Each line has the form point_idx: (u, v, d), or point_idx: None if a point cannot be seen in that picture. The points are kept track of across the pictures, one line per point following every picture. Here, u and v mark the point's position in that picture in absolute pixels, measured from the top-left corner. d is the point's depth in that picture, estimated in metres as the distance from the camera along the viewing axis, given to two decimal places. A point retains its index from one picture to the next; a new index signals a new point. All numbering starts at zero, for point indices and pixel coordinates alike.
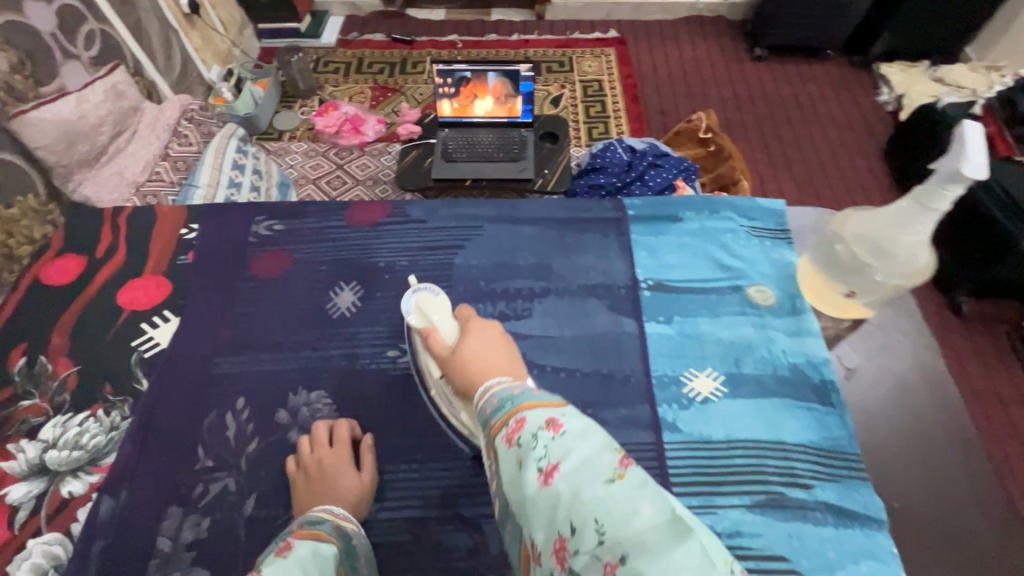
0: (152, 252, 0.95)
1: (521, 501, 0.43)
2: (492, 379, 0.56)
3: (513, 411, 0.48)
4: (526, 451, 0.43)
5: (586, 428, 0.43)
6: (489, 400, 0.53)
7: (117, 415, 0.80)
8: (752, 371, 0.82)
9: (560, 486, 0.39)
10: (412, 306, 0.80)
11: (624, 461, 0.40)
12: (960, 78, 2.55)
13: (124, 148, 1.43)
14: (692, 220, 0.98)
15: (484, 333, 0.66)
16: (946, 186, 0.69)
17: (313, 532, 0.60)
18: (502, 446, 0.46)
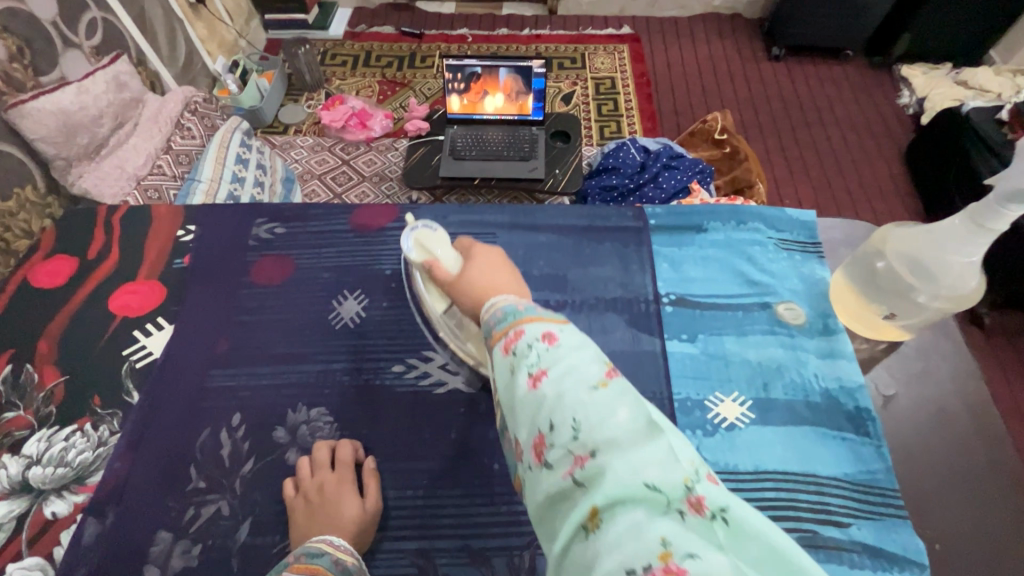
0: (147, 255, 0.90)
1: (508, 404, 0.45)
2: (497, 295, 0.55)
3: (513, 324, 0.48)
4: (519, 357, 0.45)
5: (580, 340, 0.45)
6: (494, 312, 0.52)
7: (105, 429, 0.75)
8: (781, 396, 0.77)
9: (546, 389, 0.42)
10: (411, 243, 0.78)
11: (610, 373, 0.43)
12: (985, 81, 2.47)
13: (125, 140, 1.37)
14: (717, 231, 0.93)
15: (486, 258, 0.66)
16: (1003, 206, 0.63)
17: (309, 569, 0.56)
18: (497, 354, 0.47)
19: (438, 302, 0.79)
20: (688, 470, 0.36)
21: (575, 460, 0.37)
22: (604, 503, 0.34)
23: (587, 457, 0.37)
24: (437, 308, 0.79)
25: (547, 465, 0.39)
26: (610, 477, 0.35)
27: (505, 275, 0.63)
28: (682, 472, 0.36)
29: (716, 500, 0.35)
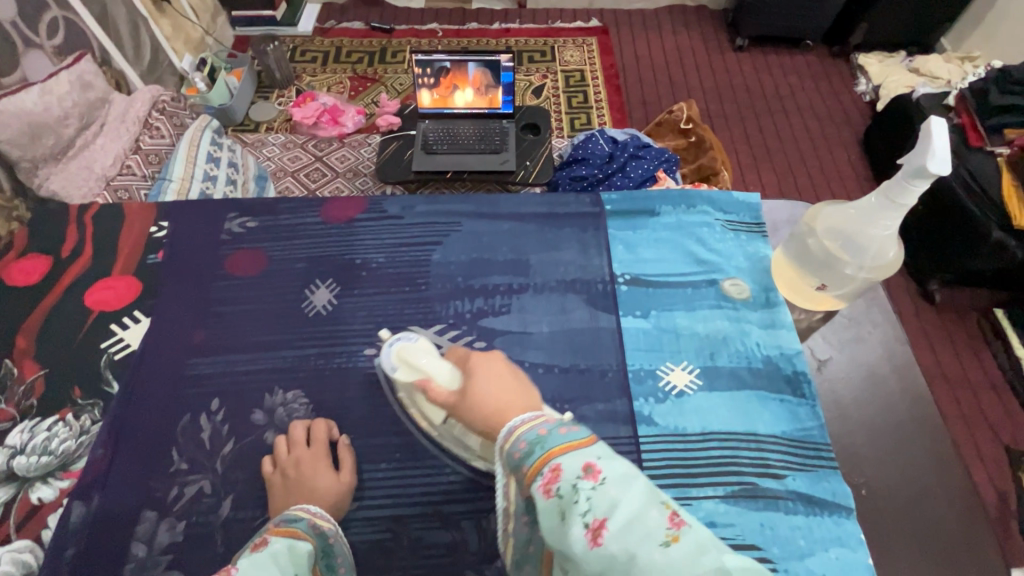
0: (120, 252, 0.93)
1: (568, 554, 0.43)
2: (516, 420, 0.56)
3: (546, 459, 0.48)
4: (568, 505, 0.43)
5: (625, 477, 0.44)
6: (517, 444, 0.52)
7: (87, 419, 0.78)
8: (726, 364, 0.84)
9: (612, 546, 0.40)
10: (399, 361, 0.75)
11: (671, 515, 0.42)
12: (935, 68, 2.58)
13: (92, 141, 1.38)
14: (668, 214, 0.99)
15: (489, 368, 0.65)
16: (911, 181, 0.69)
17: (288, 530, 0.60)
18: (541, 498, 0.46)
19: (435, 413, 0.75)
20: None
21: None
22: None
23: None
24: (436, 419, 0.75)
25: None
26: None
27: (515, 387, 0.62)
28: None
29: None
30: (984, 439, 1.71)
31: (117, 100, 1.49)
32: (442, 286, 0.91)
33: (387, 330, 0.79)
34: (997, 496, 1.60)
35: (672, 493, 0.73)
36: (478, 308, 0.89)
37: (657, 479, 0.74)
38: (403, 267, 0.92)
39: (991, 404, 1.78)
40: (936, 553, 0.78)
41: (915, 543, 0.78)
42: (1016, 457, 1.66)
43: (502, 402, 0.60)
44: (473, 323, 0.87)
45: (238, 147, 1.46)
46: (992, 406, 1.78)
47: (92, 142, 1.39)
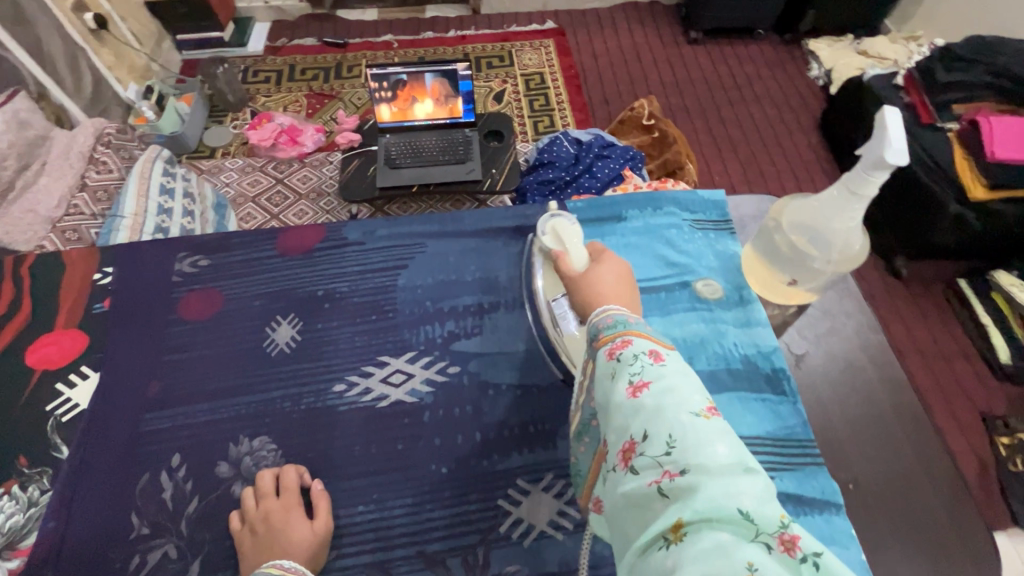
0: (63, 304, 0.87)
1: (609, 405, 0.49)
2: (609, 304, 0.61)
3: (621, 333, 0.54)
4: (623, 365, 0.50)
5: (683, 366, 0.49)
6: (603, 317, 0.57)
7: (35, 489, 0.72)
8: (705, 367, 0.82)
9: (646, 400, 0.46)
10: (546, 228, 0.83)
11: (711, 407, 0.45)
12: (882, 50, 2.64)
13: (34, 182, 1.31)
14: (635, 218, 0.97)
15: (615, 267, 0.69)
16: (870, 172, 0.68)
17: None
18: (602, 358, 0.52)
19: (555, 288, 0.82)
20: (779, 509, 0.39)
21: (664, 471, 0.41)
22: (691, 515, 0.38)
23: (678, 470, 0.40)
24: (553, 292, 0.82)
25: (634, 469, 0.43)
26: (701, 492, 0.39)
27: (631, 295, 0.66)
28: (774, 508, 0.38)
29: (808, 545, 0.37)
30: (959, 408, 1.76)
31: (57, 136, 1.42)
32: (411, 311, 0.87)
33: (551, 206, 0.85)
34: (976, 462, 1.64)
35: None
36: (449, 332, 0.86)
37: None
38: (368, 295, 0.89)
39: (963, 371, 1.85)
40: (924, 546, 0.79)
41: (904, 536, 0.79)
42: (991, 423, 1.70)
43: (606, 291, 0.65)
44: (445, 348, 0.84)
45: (192, 176, 1.41)
46: (962, 375, 1.83)
47: (33, 183, 1.32)
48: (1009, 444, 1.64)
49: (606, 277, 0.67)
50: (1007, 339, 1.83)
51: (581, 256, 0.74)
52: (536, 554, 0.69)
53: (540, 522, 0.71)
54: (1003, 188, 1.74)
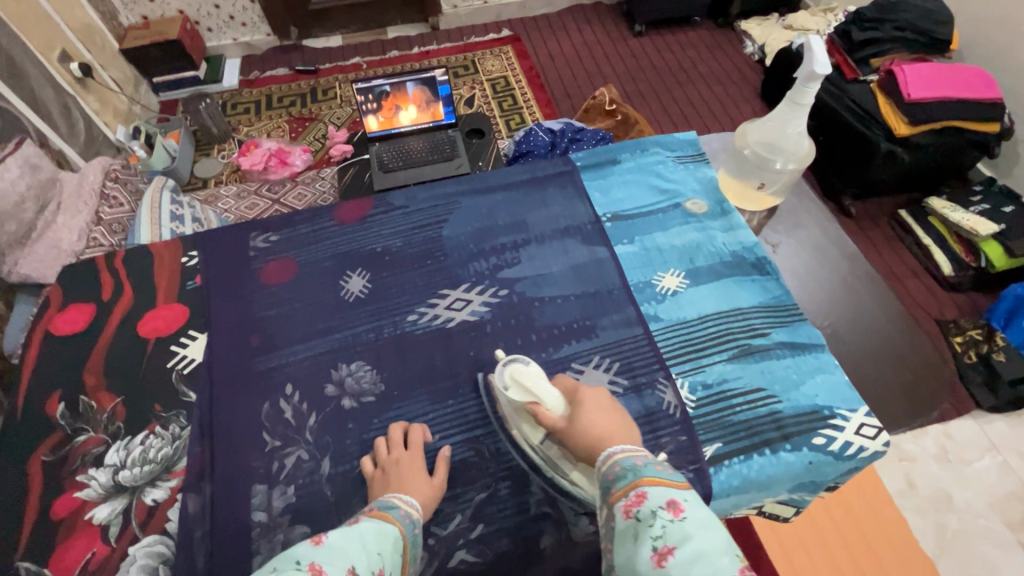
0: (159, 285, 1.01)
1: (634, 571, 0.53)
2: (614, 447, 0.67)
3: (635, 484, 0.59)
4: (645, 526, 0.54)
5: (702, 519, 0.53)
6: (613, 467, 0.63)
7: (176, 427, 0.86)
8: (704, 263, 1.02)
9: (672, 569, 0.50)
10: (506, 380, 0.82)
11: (743, 570, 0.49)
12: (804, 22, 2.99)
13: (53, 221, 1.44)
14: (628, 160, 1.17)
15: (593, 402, 0.75)
16: (806, 84, 0.89)
17: (380, 514, 0.66)
18: (620, 515, 0.57)
19: (535, 433, 0.80)
20: None
21: None
22: None
23: None
24: (535, 438, 0.80)
25: None
26: None
27: (617, 420, 0.72)
28: None
29: None
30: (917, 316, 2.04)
31: (68, 177, 1.54)
32: (459, 254, 1.05)
33: (504, 350, 0.86)
34: None
35: (689, 365, 0.91)
36: (493, 265, 1.03)
37: (674, 358, 0.92)
38: (420, 245, 1.06)
39: (915, 286, 2.13)
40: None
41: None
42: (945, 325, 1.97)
43: (604, 430, 0.70)
44: (493, 277, 1.02)
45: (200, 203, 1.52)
46: (919, 292, 2.11)
47: (52, 221, 1.44)
48: (961, 341, 1.68)
49: (594, 415, 0.72)
50: (947, 255, 2.13)
51: (558, 402, 0.77)
52: None
53: None
54: (924, 123, 2.04)
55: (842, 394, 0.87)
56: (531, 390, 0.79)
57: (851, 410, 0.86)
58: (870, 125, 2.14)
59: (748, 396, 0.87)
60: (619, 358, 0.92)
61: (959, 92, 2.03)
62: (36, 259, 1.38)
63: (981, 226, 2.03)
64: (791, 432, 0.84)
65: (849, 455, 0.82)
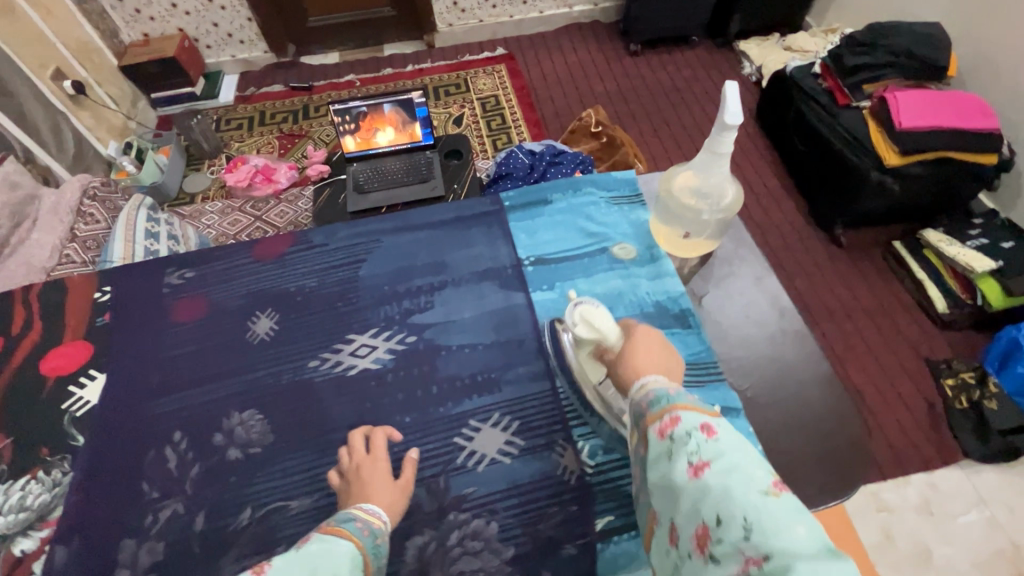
0: (67, 322, 1.00)
1: (670, 486, 0.52)
2: (647, 377, 0.64)
3: (668, 409, 0.57)
4: (680, 445, 0.53)
5: (734, 436, 0.51)
6: (646, 395, 0.61)
7: (57, 472, 0.85)
8: (624, 313, 0.97)
9: (709, 480, 0.48)
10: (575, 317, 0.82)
11: (777, 481, 0.46)
12: (803, 43, 2.90)
13: (26, 239, 1.54)
14: (560, 201, 1.14)
15: (645, 340, 0.71)
16: (721, 134, 0.84)
17: (333, 529, 0.62)
18: (654, 437, 0.56)
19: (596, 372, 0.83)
20: None
21: (747, 561, 0.42)
22: None
23: (761, 557, 0.41)
24: (594, 376, 0.84)
25: (715, 559, 0.44)
26: None
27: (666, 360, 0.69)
28: None
29: None
30: (906, 356, 1.93)
31: (48, 195, 1.65)
32: (373, 295, 1.02)
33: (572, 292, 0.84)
34: (925, 404, 1.81)
35: (592, 427, 0.86)
36: (405, 309, 1.00)
37: (577, 420, 0.86)
38: (334, 285, 1.03)
39: (905, 323, 2.01)
40: (838, 474, 0.83)
41: (814, 464, 0.84)
42: (936, 366, 1.87)
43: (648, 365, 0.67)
44: (403, 322, 0.98)
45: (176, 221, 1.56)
46: (908, 328, 2.00)
47: (27, 241, 1.53)
48: (954, 384, 1.80)
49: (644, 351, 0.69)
50: (942, 291, 2.01)
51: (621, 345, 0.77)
52: (489, 477, 0.82)
53: (490, 451, 0.84)
54: (915, 153, 1.95)
55: None
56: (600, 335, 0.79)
57: None
58: (860, 154, 2.06)
59: None
60: (519, 416, 0.87)
61: (956, 122, 1.93)
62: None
63: (977, 262, 1.89)
64: None
65: None
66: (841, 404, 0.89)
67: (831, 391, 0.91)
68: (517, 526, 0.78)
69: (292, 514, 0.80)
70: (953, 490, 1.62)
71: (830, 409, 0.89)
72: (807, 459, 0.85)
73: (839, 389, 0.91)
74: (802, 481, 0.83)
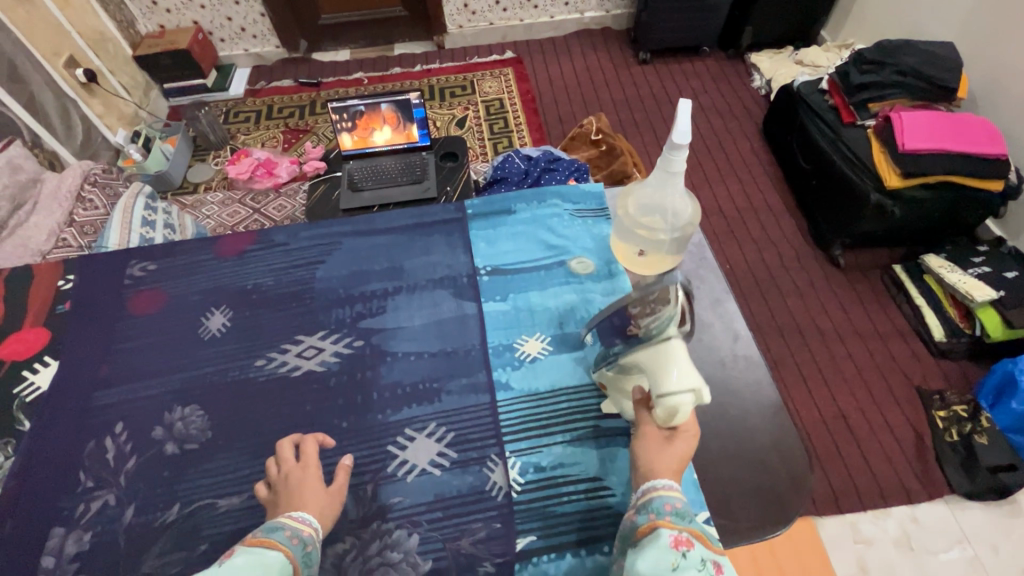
0: (30, 308, 1.02)
1: None
2: (664, 484, 0.68)
3: (686, 529, 0.64)
4: (689, 568, 0.60)
5: None
6: (664, 497, 0.66)
7: (1, 456, 0.87)
8: (574, 329, 0.96)
9: None
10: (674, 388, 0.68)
11: None
12: (816, 58, 2.85)
13: (23, 221, 1.58)
14: (524, 211, 1.13)
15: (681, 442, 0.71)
16: (672, 153, 0.82)
17: (260, 541, 0.65)
18: (667, 542, 0.62)
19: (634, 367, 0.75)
20: None
21: None
22: None
23: None
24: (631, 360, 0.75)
25: None
26: None
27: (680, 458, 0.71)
28: None
29: None
30: (897, 384, 1.86)
31: (51, 179, 1.70)
32: (327, 298, 1.02)
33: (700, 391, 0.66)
34: (913, 434, 1.74)
35: (527, 443, 0.85)
36: (356, 313, 1.00)
37: (513, 434, 0.86)
38: (290, 286, 1.04)
39: (900, 351, 1.95)
40: (773, 507, 0.82)
41: (751, 496, 0.83)
42: (927, 398, 1.80)
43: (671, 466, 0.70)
44: (353, 326, 0.98)
45: (172, 210, 1.59)
46: (902, 355, 1.94)
47: (24, 221, 1.57)
48: (945, 416, 1.74)
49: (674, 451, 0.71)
50: (940, 319, 1.94)
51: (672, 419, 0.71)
52: (416, 488, 0.82)
53: (421, 461, 0.84)
54: (917, 176, 1.89)
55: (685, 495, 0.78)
56: (661, 420, 0.71)
57: None
58: (862, 173, 2.01)
59: (580, 486, 0.81)
60: (455, 428, 0.87)
61: (964, 146, 1.86)
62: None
63: (977, 291, 1.83)
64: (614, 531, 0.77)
65: None
66: (786, 436, 0.87)
67: (777, 421, 0.88)
68: (438, 540, 0.77)
69: (218, 512, 0.80)
70: (933, 527, 1.57)
71: (774, 441, 0.87)
72: (743, 491, 0.83)
73: (786, 420, 0.88)
74: (734, 512, 0.82)
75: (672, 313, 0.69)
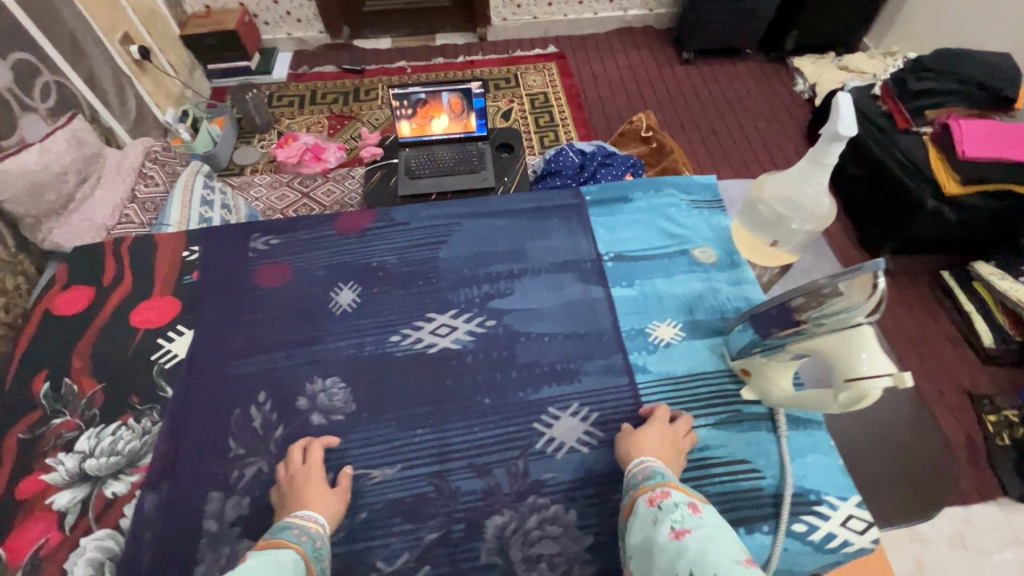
0: (157, 276, 1.03)
1: (652, 546, 0.59)
2: (638, 460, 0.74)
3: (660, 485, 0.66)
4: (666, 512, 0.61)
5: (717, 518, 0.59)
6: (642, 470, 0.71)
7: (148, 421, 0.87)
8: (704, 316, 0.97)
9: (688, 542, 0.55)
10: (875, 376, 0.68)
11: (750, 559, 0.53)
12: (861, 65, 2.87)
13: (89, 195, 1.44)
14: (640, 200, 1.14)
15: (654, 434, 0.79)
16: (829, 144, 0.84)
17: (272, 542, 0.62)
18: (643, 504, 0.64)
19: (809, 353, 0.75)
20: None
21: None
22: None
23: None
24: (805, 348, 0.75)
25: None
26: None
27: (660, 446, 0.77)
28: None
29: None
30: (947, 387, 1.85)
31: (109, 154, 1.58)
32: (452, 277, 1.03)
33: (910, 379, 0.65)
34: (965, 437, 1.73)
35: None
36: (485, 292, 1.01)
37: None
38: (415, 264, 1.05)
39: (949, 353, 1.94)
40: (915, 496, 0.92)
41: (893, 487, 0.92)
42: (978, 401, 1.79)
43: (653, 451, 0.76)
44: (483, 305, 0.99)
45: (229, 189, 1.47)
46: (949, 357, 1.93)
47: (89, 196, 1.44)
48: (995, 420, 1.73)
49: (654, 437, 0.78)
50: (989, 324, 1.93)
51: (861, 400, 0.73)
52: (568, 464, 0.83)
53: (569, 439, 0.85)
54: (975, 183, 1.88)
55: (835, 479, 0.81)
56: (847, 401, 0.73)
57: (840, 499, 0.79)
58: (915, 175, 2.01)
59: (730, 468, 0.82)
60: (599, 408, 0.88)
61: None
62: (57, 232, 1.38)
63: None
64: (770, 512, 0.78)
65: (830, 548, 0.77)
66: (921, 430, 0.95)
67: (911, 417, 0.97)
68: (596, 516, 0.79)
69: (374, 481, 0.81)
70: (986, 527, 1.57)
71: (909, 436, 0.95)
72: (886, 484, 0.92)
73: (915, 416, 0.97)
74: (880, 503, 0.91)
75: (862, 302, 0.67)
